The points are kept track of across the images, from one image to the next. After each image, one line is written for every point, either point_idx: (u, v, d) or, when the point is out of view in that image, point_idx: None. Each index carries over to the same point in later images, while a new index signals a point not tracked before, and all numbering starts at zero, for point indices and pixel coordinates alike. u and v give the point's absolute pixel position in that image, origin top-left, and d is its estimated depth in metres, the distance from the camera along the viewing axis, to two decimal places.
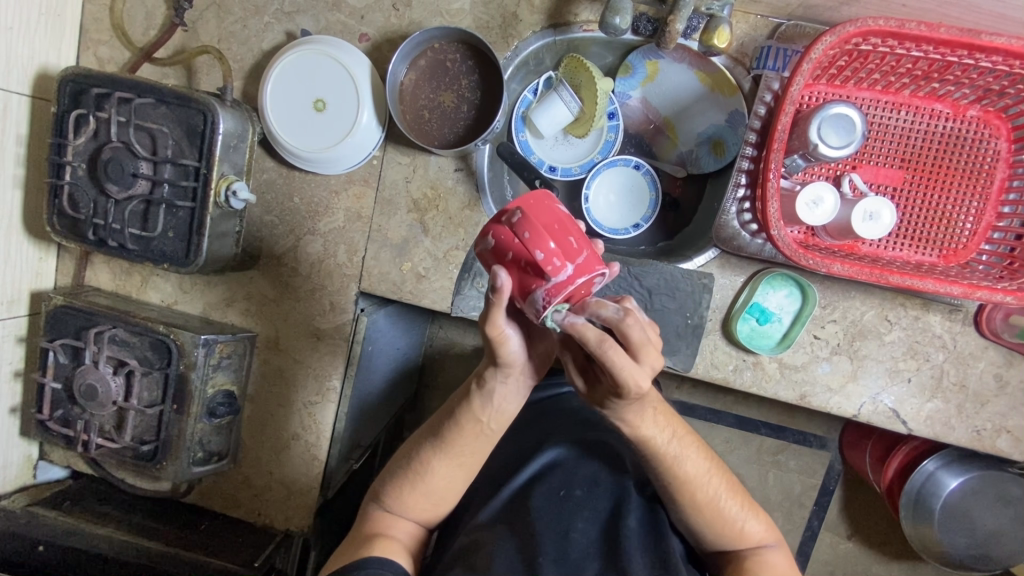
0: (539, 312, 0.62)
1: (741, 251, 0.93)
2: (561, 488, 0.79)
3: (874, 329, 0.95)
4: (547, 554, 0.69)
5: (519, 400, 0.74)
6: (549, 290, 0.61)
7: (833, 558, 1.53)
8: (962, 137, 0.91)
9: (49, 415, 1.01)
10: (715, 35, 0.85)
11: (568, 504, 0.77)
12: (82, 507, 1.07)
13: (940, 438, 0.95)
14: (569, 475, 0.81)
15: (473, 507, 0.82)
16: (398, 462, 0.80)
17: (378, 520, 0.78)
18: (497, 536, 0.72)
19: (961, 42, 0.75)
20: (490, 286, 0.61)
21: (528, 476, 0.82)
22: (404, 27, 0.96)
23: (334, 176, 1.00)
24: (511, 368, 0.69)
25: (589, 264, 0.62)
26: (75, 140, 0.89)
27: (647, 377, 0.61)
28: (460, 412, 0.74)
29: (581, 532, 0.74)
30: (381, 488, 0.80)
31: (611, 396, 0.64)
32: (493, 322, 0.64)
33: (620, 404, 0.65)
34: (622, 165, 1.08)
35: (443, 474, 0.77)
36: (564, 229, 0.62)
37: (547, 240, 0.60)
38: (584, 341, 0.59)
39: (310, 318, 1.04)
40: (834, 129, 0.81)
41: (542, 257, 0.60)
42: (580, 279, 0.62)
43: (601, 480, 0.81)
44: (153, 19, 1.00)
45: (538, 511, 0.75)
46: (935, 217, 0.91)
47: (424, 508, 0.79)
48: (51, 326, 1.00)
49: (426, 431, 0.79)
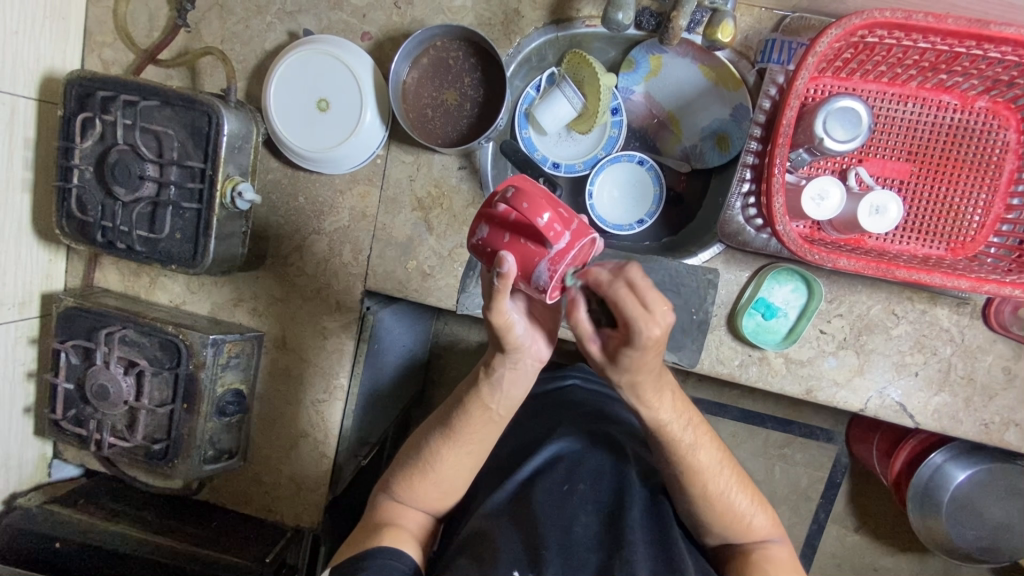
0: (545, 286, 0.65)
1: (746, 247, 0.92)
2: (565, 482, 0.78)
3: (881, 323, 0.94)
4: (551, 547, 0.68)
5: (527, 386, 0.75)
6: (552, 259, 0.64)
7: (840, 550, 1.54)
8: (970, 128, 0.90)
9: (62, 415, 1.02)
10: (719, 29, 0.84)
11: (571, 499, 0.76)
12: (96, 504, 1.08)
13: (947, 431, 0.95)
14: (573, 471, 0.80)
15: (477, 501, 0.82)
16: (407, 453, 0.81)
17: (386, 509, 0.79)
18: (501, 530, 0.72)
19: (969, 33, 0.74)
20: (498, 272, 0.61)
21: (533, 468, 0.82)
22: (405, 25, 0.96)
23: (338, 176, 1.00)
24: (520, 352, 0.70)
25: (581, 230, 0.66)
26: (82, 143, 0.89)
27: (658, 325, 0.58)
28: (466, 398, 0.76)
29: (585, 527, 0.73)
30: (390, 479, 0.81)
31: (623, 351, 0.62)
32: (498, 309, 0.65)
33: (634, 360, 0.62)
34: (625, 161, 1.08)
35: (452, 463, 0.78)
36: (554, 201, 0.65)
37: (546, 209, 0.62)
38: (598, 283, 0.60)
39: (316, 318, 1.04)
40: (841, 122, 0.80)
41: (545, 224, 0.62)
42: (578, 245, 0.65)
43: (603, 475, 0.81)
44: (156, 21, 1.01)
45: (542, 506, 0.74)
46: (943, 209, 0.90)
47: (433, 497, 0.80)
48: (62, 327, 1.01)
49: (434, 422, 0.80)
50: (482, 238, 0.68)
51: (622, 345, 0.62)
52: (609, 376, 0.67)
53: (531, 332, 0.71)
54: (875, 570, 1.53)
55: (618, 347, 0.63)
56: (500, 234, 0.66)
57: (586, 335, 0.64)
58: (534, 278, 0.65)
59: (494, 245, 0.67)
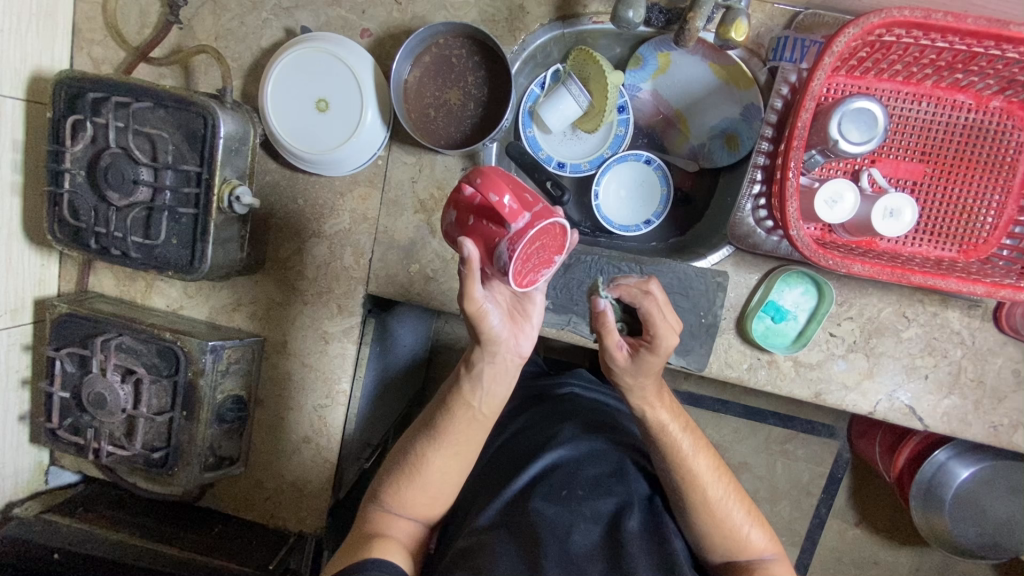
0: (506, 267, 0.63)
1: (755, 249, 0.91)
2: (563, 487, 0.77)
3: (892, 326, 0.93)
4: (550, 555, 0.67)
5: (508, 383, 0.76)
6: (512, 239, 0.63)
7: (841, 544, 1.55)
8: (984, 129, 0.88)
9: (59, 424, 1.00)
10: (733, 28, 0.78)
11: (570, 506, 0.74)
12: (95, 514, 1.05)
13: (956, 434, 0.94)
14: (570, 476, 0.79)
15: (474, 507, 0.81)
16: (394, 459, 0.79)
17: (378, 520, 0.77)
18: (498, 539, 0.71)
19: (989, 33, 0.72)
20: (460, 258, 0.64)
21: (530, 477, 0.80)
22: (407, 21, 0.93)
23: (339, 177, 0.97)
24: (496, 346, 0.72)
25: (546, 214, 0.65)
26: (73, 146, 0.86)
27: (675, 334, 0.70)
28: (449, 398, 0.76)
29: (583, 534, 0.72)
30: (379, 488, 0.79)
31: (643, 356, 0.71)
32: (471, 297, 0.67)
33: (652, 365, 0.71)
34: (632, 160, 1.05)
35: (441, 466, 0.77)
36: (520, 186, 0.66)
37: (504, 188, 0.63)
38: (631, 295, 0.72)
39: (317, 322, 1.02)
40: (856, 124, 0.78)
41: (500, 202, 0.62)
42: (540, 225, 0.63)
43: (602, 481, 0.80)
44: (147, 17, 0.97)
45: (541, 513, 0.72)
46: (956, 211, 0.89)
47: (422, 503, 0.78)
48: (55, 334, 0.98)
49: (419, 429, 0.79)
50: (451, 223, 0.70)
51: (643, 351, 0.71)
52: (621, 382, 0.74)
53: (508, 326, 0.72)
54: (875, 563, 1.54)
55: (637, 353, 0.71)
56: (466, 219, 0.67)
57: (615, 344, 0.71)
58: (497, 259, 0.64)
59: (460, 229, 0.68)
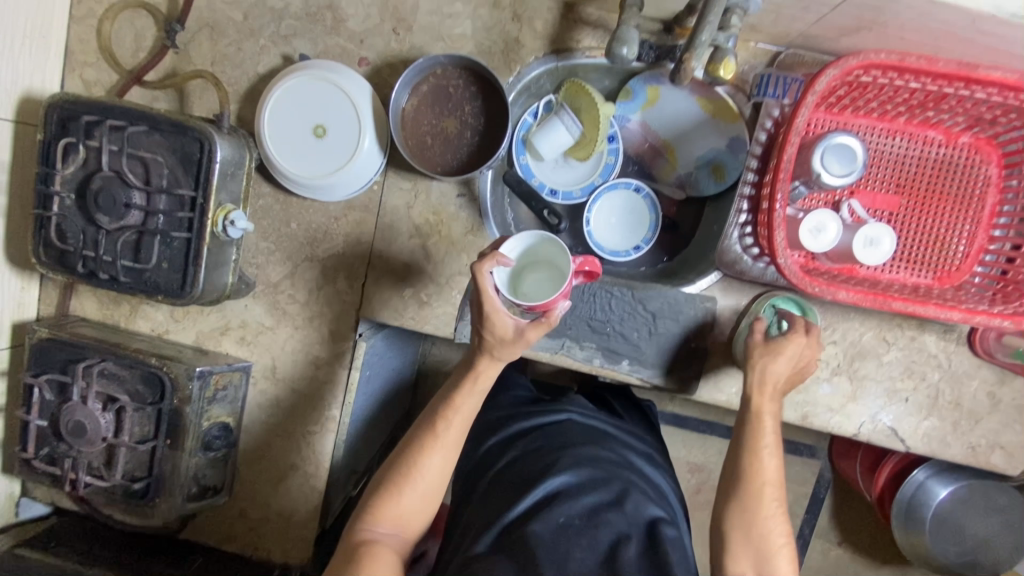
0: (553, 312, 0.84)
1: (744, 275, 0.94)
2: (561, 517, 0.74)
3: (873, 350, 0.97)
4: None
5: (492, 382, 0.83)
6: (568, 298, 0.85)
7: (824, 564, 1.56)
8: (954, 163, 0.93)
9: (35, 454, 0.96)
10: (721, 66, 0.80)
11: (568, 532, 0.73)
12: (68, 548, 1.00)
13: (936, 455, 0.98)
14: (568, 505, 0.75)
15: (471, 533, 0.79)
16: (390, 465, 0.78)
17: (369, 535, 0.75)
18: (495, 566, 0.70)
19: (959, 75, 0.77)
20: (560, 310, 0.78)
21: (529, 505, 0.77)
22: (404, 51, 0.95)
23: (334, 203, 0.98)
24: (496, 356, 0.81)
25: None
26: (64, 169, 0.85)
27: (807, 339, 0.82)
28: (457, 397, 0.80)
29: (580, 563, 0.70)
30: (368, 502, 0.77)
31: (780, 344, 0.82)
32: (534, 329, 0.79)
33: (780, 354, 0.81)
34: (622, 188, 1.09)
35: (439, 468, 0.77)
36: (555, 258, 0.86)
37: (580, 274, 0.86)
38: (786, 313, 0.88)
39: (308, 346, 1.01)
40: (837, 158, 0.82)
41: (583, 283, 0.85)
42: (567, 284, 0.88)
43: (601, 510, 0.76)
44: (142, 42, 0.97)
45: (540, 538, 0.71)
46: (930, 240, 0.93)
47: (417, 513, 0.77)
48: (35, 360, 0.95)
49: (417, 428, 0.80)
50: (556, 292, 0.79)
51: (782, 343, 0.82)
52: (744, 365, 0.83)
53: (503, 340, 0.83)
54: None
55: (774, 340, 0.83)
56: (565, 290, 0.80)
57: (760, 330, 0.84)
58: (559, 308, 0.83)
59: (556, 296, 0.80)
